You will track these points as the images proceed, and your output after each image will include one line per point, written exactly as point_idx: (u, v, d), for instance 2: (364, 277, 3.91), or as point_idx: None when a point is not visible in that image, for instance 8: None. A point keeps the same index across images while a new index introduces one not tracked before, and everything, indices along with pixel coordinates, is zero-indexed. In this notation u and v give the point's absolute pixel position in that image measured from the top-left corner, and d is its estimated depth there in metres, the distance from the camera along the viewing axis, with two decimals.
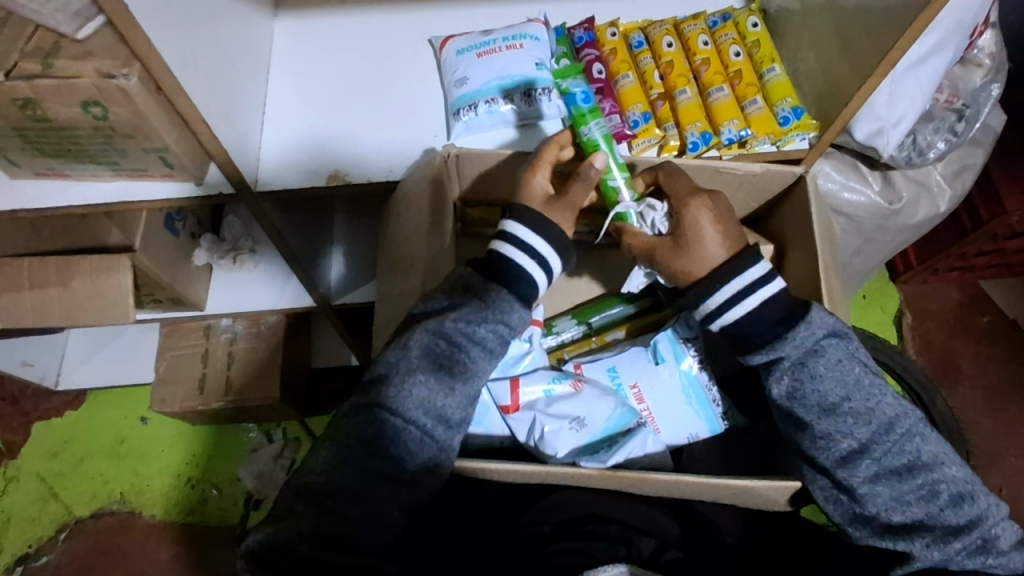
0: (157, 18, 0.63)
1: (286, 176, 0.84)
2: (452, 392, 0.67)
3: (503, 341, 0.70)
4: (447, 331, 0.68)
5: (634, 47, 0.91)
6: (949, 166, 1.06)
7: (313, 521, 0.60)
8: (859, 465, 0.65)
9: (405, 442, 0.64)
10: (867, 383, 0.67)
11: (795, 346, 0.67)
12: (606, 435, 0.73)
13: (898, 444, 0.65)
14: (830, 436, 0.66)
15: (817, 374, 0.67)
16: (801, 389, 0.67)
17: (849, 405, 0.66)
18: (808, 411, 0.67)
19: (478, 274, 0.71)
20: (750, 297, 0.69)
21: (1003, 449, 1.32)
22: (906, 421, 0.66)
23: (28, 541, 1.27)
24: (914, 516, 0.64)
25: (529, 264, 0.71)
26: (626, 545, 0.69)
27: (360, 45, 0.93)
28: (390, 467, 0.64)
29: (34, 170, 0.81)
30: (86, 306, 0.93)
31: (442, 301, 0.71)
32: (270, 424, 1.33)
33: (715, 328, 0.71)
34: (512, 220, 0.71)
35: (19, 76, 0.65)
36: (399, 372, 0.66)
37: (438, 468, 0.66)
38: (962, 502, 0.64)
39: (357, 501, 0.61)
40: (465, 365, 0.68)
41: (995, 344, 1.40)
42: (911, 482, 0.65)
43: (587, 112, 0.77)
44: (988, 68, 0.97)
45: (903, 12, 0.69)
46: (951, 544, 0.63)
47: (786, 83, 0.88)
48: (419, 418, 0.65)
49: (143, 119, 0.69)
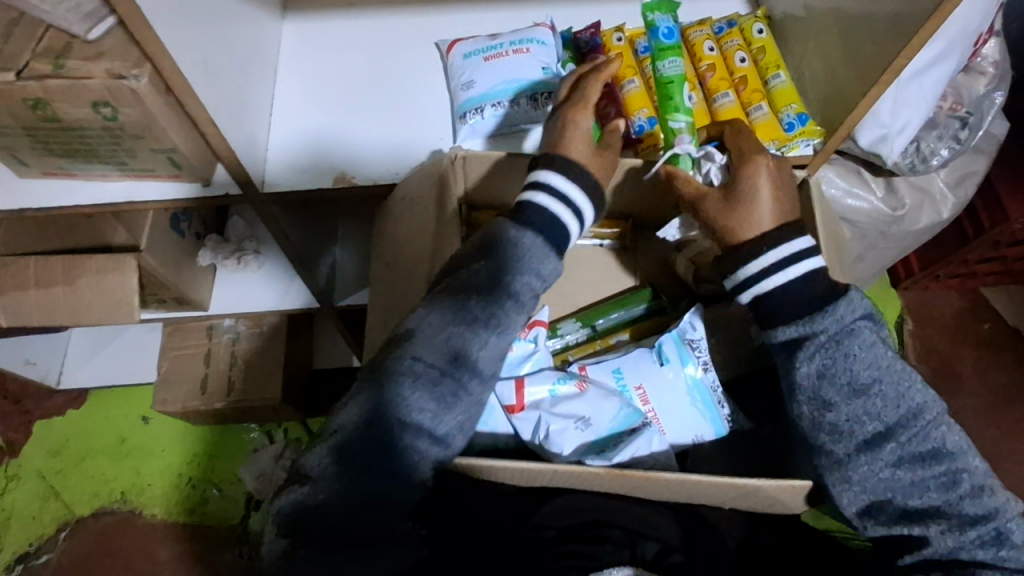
0: (169, 20, 0.64)
1: (293, 177, 0.85)
2: (485, 344, 0.66)
3: (534, 291, 0.70)
4: (480, 282, 0.67)
5: (640, 53, 0.91)
6: (951, 174, 1.07)
7: (345, 482, 0.61)
8: (883, 449, 0.64)
9: (441, 396, 0.64)
10: (897, 368, 0.66)
11: (833, 322, 0.65)
12: (612, 434, 0.73)
13: (923, 431, 0.65)
14: (857, 418, 0.65)
15: (852, 354, 0.65)
16: (834, 368, 0.65)
17: (880, 388, 0.65)
18: (837, 393, 0.65)
19: (511, 223, 0.70)
20: (796, 264, 0.67)
21: (1003, 456, 1.32)
22: (933, 409, 0.66)
23: (28, 540, 1.27)
24: (931, 503, 0.64)
25: (563, 213, 0.71)
26: (631, 548, 0.70)
27: (367, 48, 0.93)
28: (424, 423, 0.64)
29: (41, 169, 0.81)
30: (91, 306, 0.93)
31: (473, 252, 0.70)
32: (271, 425, 1.34)
33: (749, 298, 0.69)
34: (546, 169, 0.71)
35: (30, 76, 0.65)
36: (432, 325, 0.66)
37: (470, 421, 0.67)
38: (982, 493, 0.64)
39: (394, 460, 0.62)
40: (499, 319, 0.67)
41: (995, 351, 1.41)
42: (932, 469, 0.64)
43: None
44: (992, 77, 0.98)
45: (908, 21, 0.69)
46: (966, 533, 0.63)
47: (792, 90, 0.88)
48: (455, 372, 0.65)
49: (153, 120, 0.70)
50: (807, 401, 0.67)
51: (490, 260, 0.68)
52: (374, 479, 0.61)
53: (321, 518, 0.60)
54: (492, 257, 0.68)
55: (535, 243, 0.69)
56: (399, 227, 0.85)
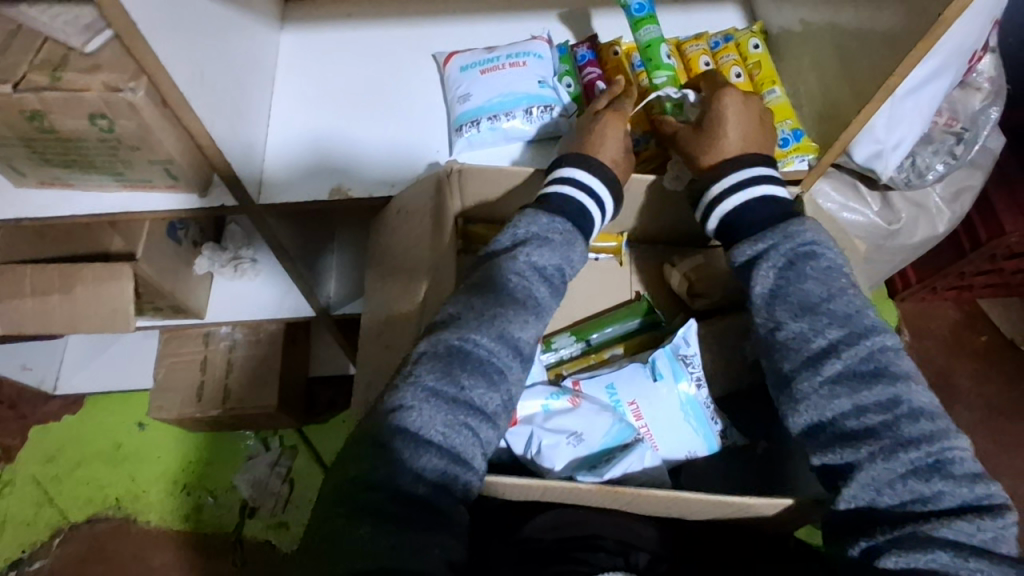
0: (167, 35, 0.64)
1: (290, 190, 0.85)
2: (526, 325, 0.68)
3: (562, 277, 0.73)
4: (517, 266, 0.70)
5: (635, 67, 0.89)
6: (948, 188, 1.07)
7: (407, 458, 0.60)
8: (824, 366, 0.65)
9: (490, 371, 0.65)
10: (851, 293, 0.68)
11: (785, 238, 0.70)
12: (603, 450, 0.74)
13: (867, 351, 0.65)
14: (802, 336, 0.67)
15: (802, 273, 0.69)
16: (787, 287, 0.69)
17: (828, 307, 0.67)
18: (786, 310, 0.68)
19: (542, 211, 0.74)
20: (753, 188, 0.74)
21: (1000, 469, 1.32)
22: (881, 335, 0.66)
23: (22, 546, 1.27)
24: (868, 423, 0.62)
25: (587, 203, 0.76)
26: (623, 556, 0.70)
27: (365, 58, 0.93)
28: (479, 399, 0.64)
29: (38, 179, 0.81)
30: (87, 314, 0.93)
31: (506, 240, 0.73)
32: (267, 432, 1.33)
33: (716, 218, 0.76)
34: (570, 165, 0.77)
35: (27, 88, 0.66)
36: (475, 308, 0.67)
37: (511, 401, 0.67)
38: (921, 417, 0.62)
39: (454, 434, 0.62)
40: (536, 300, 0.70)
41: (992, 364, 1.41)
42: (871, 387, 0.63)
43: (641, 20, 0.87)
44: (987, 92, 0.98)
45: (901, 39, 0.69)
46: (898, 455, 0.60)
47: (787, 106, 0.89)
48: (500, 348, 0.66)
49: (149, 132, 0.70)
50: (761, 320, 0.70)
51: (526, 246, 0.71)
52: (421, 449, 0.60)
53: (384, 491, 0.58)
54: (526, 244, 0.72)
55: (565, 228, 0.73)
56: (395, 239, 0.84)
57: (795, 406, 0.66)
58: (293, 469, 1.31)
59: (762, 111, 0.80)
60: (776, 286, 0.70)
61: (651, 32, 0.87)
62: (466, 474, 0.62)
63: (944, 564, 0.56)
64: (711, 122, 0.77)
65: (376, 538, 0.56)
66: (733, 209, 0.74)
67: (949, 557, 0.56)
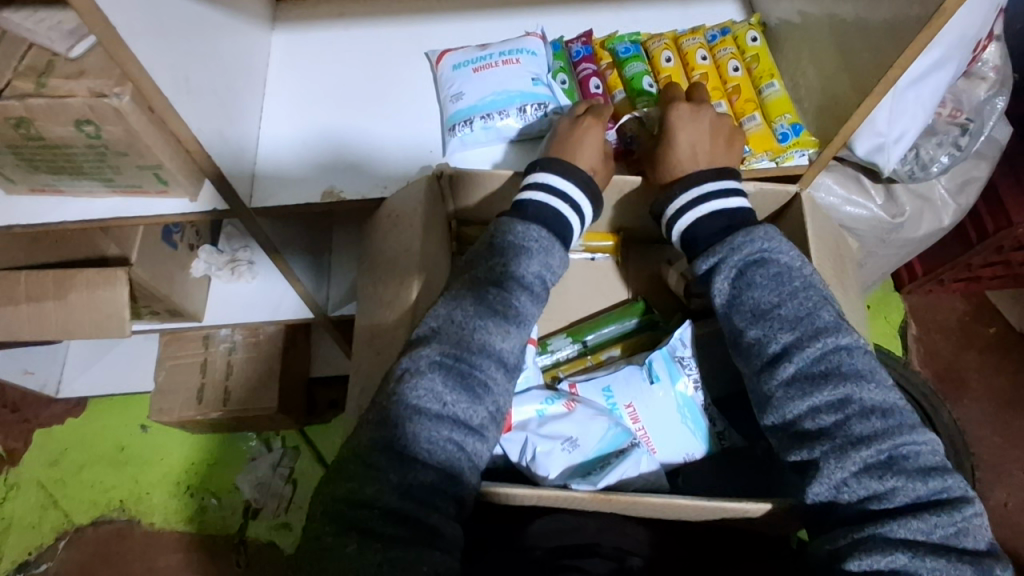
0: (152, 38, 0.63)
1: (282, 194, 0.83)
2: (508, 335, 0.68)
3: (545, 285, 0.72)
4: (497, 277, 0.70)
5: (621, 54, 0.90)
6: (953, 180, 1.05)
7: (393, 478, 0.59)
8: (779, 369, 0.66)
9: (473, 386, 0.64)
10: (806, 295, 0.68)
11: (732, 251, 0.71)
12: (599, 456, 0.74)
13: (819, 351, 0.65)
14: (760, 340, 0.68)
15: (753, 281, 0.69)
16: (741, 295, 0.70)
17: (779, 311, 0.67)
18: (741, 317, 0.69)
19: (517, 219, 0.73)
20: (703, 205, 0.75)
21: (1009, 463, 1.30)
22: (837, 334, 0.65)
23: (28, 549, 1.27)
24: (821, 424, 0.63)
25: (562, 208, 0.75)
26: (619, 560, 0.68)
27: (355, 56, 0.92)
28: (464, 413, 0.63)
29: (30, 186, 0.81)
30: (83, 319, 0.93)
31: (482, 249, 0.73)
32: (270, 433, 1.33)
33: (676, 237, 0.78)
34: (542, 171, 0.76)
35: (13, 96, 0.65)
36: (455, 321, 0.67)
37: (500, 413, 0.66)
38: (872, 415, 0.61)
39: (435, 449, 0.61)
40: (516, 309, 0.69)
41: (1001, 356, 1.39)
42: (824, 387, 0.63)
43: (627, 59, 0.90)
44: (993, 81, 0.96)
45: (902, 29, 0.68)
46: (852, 453, 0.60)
47: (786, 100, 0.87)
48: (483, 361, 0.65)
49: (136, 137, 0.69)
50: (726, 329, 0.72)
51: (502, 256, 0.71)
52: (398, 466, 0.60)
53: (374, 509, 0.58)
54: (504, 254, 0.71)
55: (542, 236, 0.72)
56: (385, 244, 0.82)
57: (762, 409, 0.67)
58: (296, 469, 1.31)
59: (720, 120, 0.81)
60: (732, 294, 0.71)
61: (638, 68, 0.89)
62: (458, 487, 0.61)
63: (903, 565, 0.56)
64: (666, 142, 0.79)
65: (364, 554, 0.56)
66: (691, 224, 0.76)
67: (906, 558, 0.56)
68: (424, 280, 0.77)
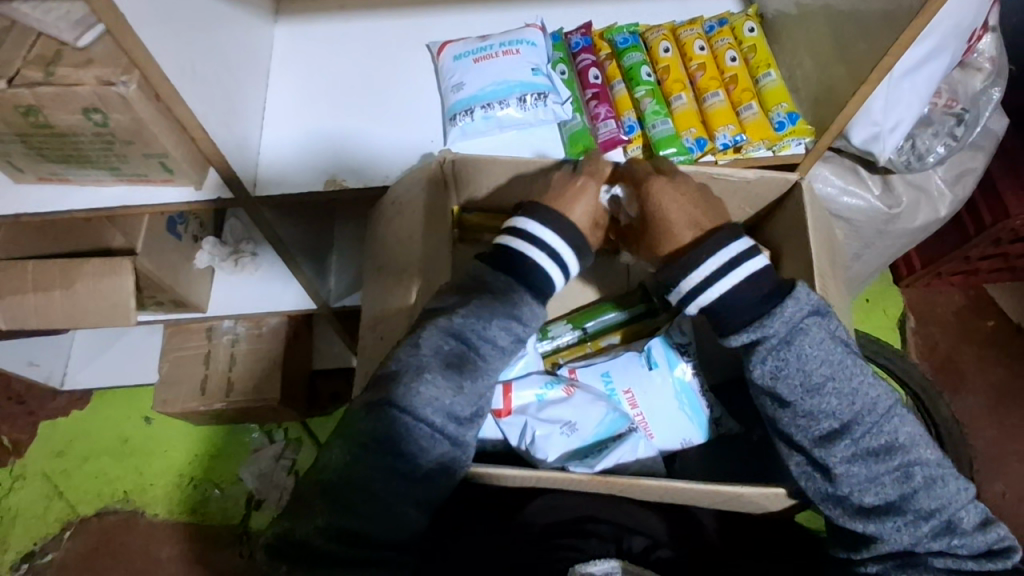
0: (158, 28, 0.64)
1: (286, 183, 0.85)
2: (461, 389, 0.67)
3: (512, 337, 0.70)
4: (459, 328, 0.68)
5: (618, 45, 0.91)
6: (949, 171, 1.06)
7: (334, 519, 0.62)
8: (837, 445, 0.65)
9: (417, 439, 0.65)
10: (850, 364, 0.66)
11: (783, 324, 0.65)
12: (596, 441, 0.76)
13: (876, 426, 0.65)
14: (813, 415, 0.66)
15: (803, 353, 0.65)
16: (787, 368, 0.65)
17: (833, 385, 0.65)
18: (791, 390, 0.66)
19: (488, 267, 0.72)
20: (732, 272, 0.67)
21: (1005, 455, 1.31)
22: (886, 402, 0.66)
23: (34, 539, 1.28)
24: (887, 498, 0.65)
25: (541, 259, 0.71)
26: (617, 541, 0.72)
27: (357, 49, 0.94)
28: (403, 464, 0.64)
29: (37, 174, 0.82)
30: (88, 309, 0.94)
31: (449, 298, 0.71)
32: (272, 425, 1.35)
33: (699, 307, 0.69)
34: (524, 217, 0.73)
35: (22, 84, 0.66)
36: (413, 372, 0.66)
37: (449, 463, 0.67)
38: (934, 484, 0.65)
39: (369, 497, 0.63)
40: (476, 363, 0.68)
41: (999, 350, 1.39)
42: (887, 463, 0.65)
43: (626, 50, 0.91)
44: (988, 72, 0.97)
45: (898, 17, 0.68)
46: (920, 527, 0.64)
47: (782, 89, 0.88)
48: (431, 415, 0.65)
49: (142, 125, 0.70)
50: (763, 397, 0.68)
51: (466, 306, 0.69)
52: (335, 512, 0.62)
53: (306, 552, 0.61)
54: (475, 305, 0.69)
55: (506, 283, 0.71)
56: (388, 232, 0.84)
57: (814, 477, 0.67)
58: (297, 461, 1.32)
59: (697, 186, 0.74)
60: (776, 369, 0.66)
61: (634, 59, 0.90)
62: (391, 534, 0.64)
63: None
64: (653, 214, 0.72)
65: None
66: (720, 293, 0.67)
67: None
68: (424, 283, 0.78)
